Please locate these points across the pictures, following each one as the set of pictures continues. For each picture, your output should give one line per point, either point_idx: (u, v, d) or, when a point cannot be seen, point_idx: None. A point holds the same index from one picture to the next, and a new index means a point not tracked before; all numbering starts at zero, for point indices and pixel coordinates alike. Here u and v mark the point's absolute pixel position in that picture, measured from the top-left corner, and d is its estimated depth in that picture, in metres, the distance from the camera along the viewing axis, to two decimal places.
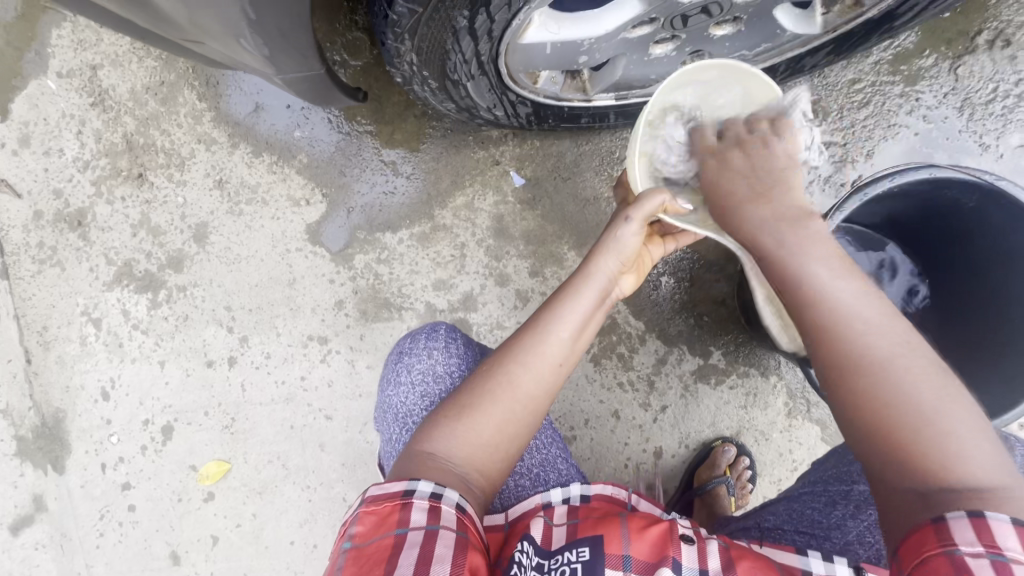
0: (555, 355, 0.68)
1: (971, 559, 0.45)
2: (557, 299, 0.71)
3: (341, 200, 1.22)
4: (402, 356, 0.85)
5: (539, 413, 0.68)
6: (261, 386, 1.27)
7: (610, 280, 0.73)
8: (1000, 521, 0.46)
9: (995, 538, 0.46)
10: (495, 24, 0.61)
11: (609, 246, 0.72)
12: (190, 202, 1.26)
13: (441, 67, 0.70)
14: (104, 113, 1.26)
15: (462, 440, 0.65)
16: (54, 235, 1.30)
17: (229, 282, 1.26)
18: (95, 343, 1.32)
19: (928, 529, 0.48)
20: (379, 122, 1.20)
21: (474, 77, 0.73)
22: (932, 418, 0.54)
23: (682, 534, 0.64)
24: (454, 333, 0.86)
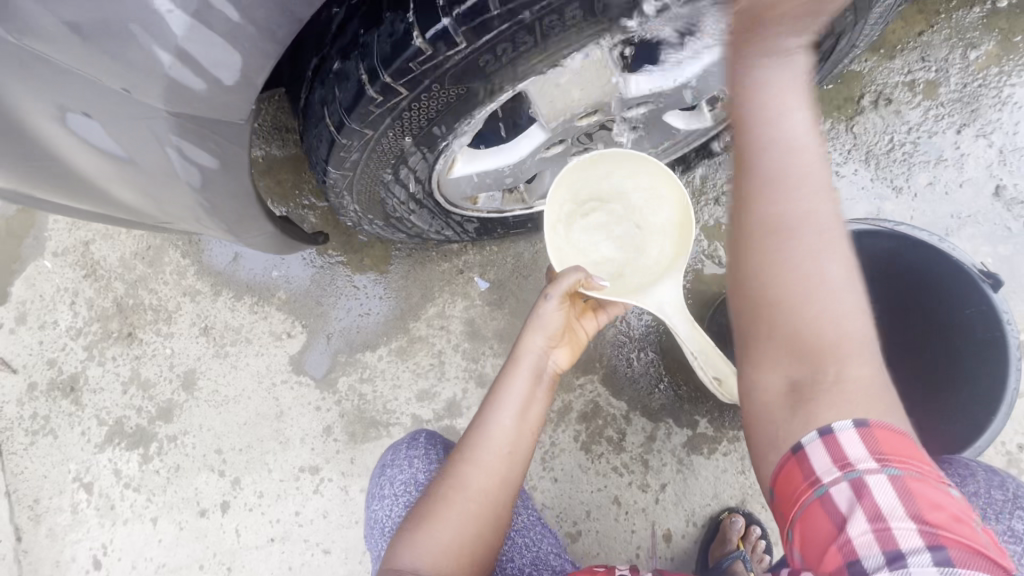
0: (506, 438, 0.71)
1: (833, 488, 0.54)
2: (495, 390, 0.75)
3: (320, 328, 1.28)
4: (384, 469, 0.88)
5: (496, 507, 0.69)
6: (256, 528, 1.24)
7: (542, 355, 0.78)
8: (846, 431, 0.56)
9: (846, 455, 0.54)
10: (416, 171, 0.73)
11: (537, 324, 0.78)
12: (178, 351, 1.31)
13: (381, 210, 0.81)
14: (96, 282, 1.36)
15: (433, 547, 0.65)
16: (47, 404, 1.34)
17: (218, 424, 1.28)
18: (86, 509, 1.30)
19: (796, 461, 0.58)
20: (349, 251, 1.30)
21: (415, 212, 0.84)
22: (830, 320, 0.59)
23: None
24: (434, 440, 0.89)
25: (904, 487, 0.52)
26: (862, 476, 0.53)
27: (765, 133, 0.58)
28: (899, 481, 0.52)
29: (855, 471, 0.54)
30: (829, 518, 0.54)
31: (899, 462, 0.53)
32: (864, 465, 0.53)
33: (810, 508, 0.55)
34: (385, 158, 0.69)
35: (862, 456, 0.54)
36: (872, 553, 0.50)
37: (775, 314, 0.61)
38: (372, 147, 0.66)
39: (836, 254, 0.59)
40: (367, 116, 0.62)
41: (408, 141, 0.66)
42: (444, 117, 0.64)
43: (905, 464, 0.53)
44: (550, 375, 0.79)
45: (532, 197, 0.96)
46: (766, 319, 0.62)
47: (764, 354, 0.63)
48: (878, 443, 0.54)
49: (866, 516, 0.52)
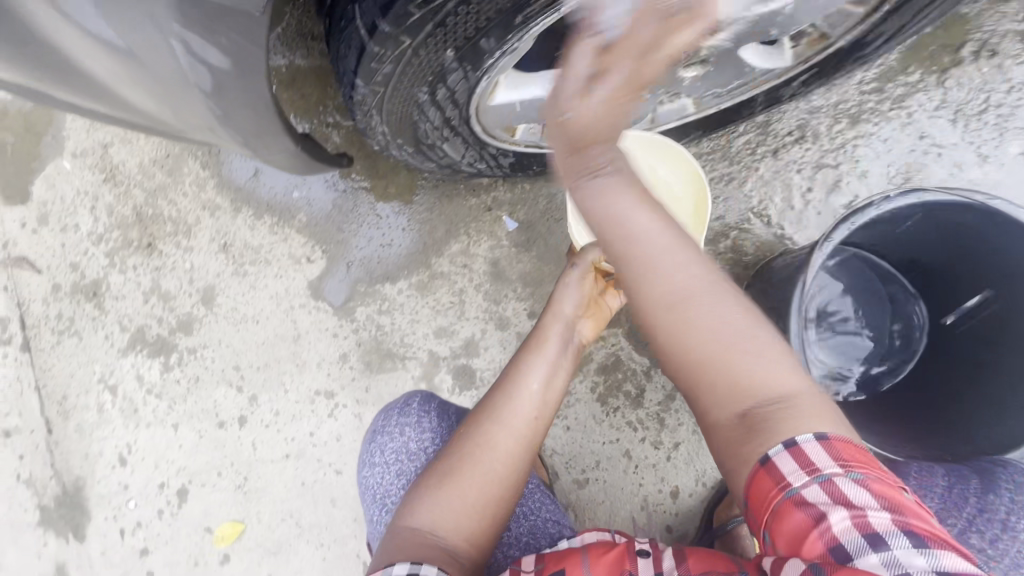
0: (530, 404, 0.71)
1: (804, 490, 0.51)
2: (522, 358, 0.77)
3: (340, 255, 1.24)
4: (375, 435, 0.87)
5: (520, 473, 0.68)
6: (272, 444, 1.28)
7: (569, 324, 0.82)
8: (810, 442, 0.53)
9: (810, 460, 0.52)
10: (455, 94, 0.65)
11: (560, 301, 0.83)
12: (198, 266, 1.30)
13: (412, 133, 0.73)
14: (115, 188, 1.33)
15: (455, 508, 0.64)
16: (71, 307, 1.35)
17: (237, 342, 1.29)
18: (112, 409, 1.35)
19: (763, 474, 0.54)
20: (373, 177, 1.23)
21: (446, 141, 0.76)
22: (721, 349, 0.58)
23: (638, 549, 0.63)
24: (427, 405, 0.87)
25: (872, 489, 0.50)
26: (830, 477, 0.51)
27: (597, 196, 0.58)
28: (866, 484, 0.50)
29: (821, 474, 0.51)
30: (806, 517, 0.50)
31: (862, 467, 0.51)
32: (829, 468, 0.51)
33: (780, 512, 0.52)
34: (422, 75, 0.61)
35: (826, 462, 0.51)
36: (855, 546, 0.47)
37: (688, 345, 0.58)
38: (408, 59, 0.58)
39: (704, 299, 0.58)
40: (406, 19, 0.54)
41: (450, 56, 0.58)
42: (495, 28, 0.55)
43: (867, 468, 0.51)
44: (574, 346, 0.82)
45: None
46: (685, 354, 0.58)
47: (712, 394, 0.58)
48: (839, 450, 0.52)
49: (844, 514, 0.49)
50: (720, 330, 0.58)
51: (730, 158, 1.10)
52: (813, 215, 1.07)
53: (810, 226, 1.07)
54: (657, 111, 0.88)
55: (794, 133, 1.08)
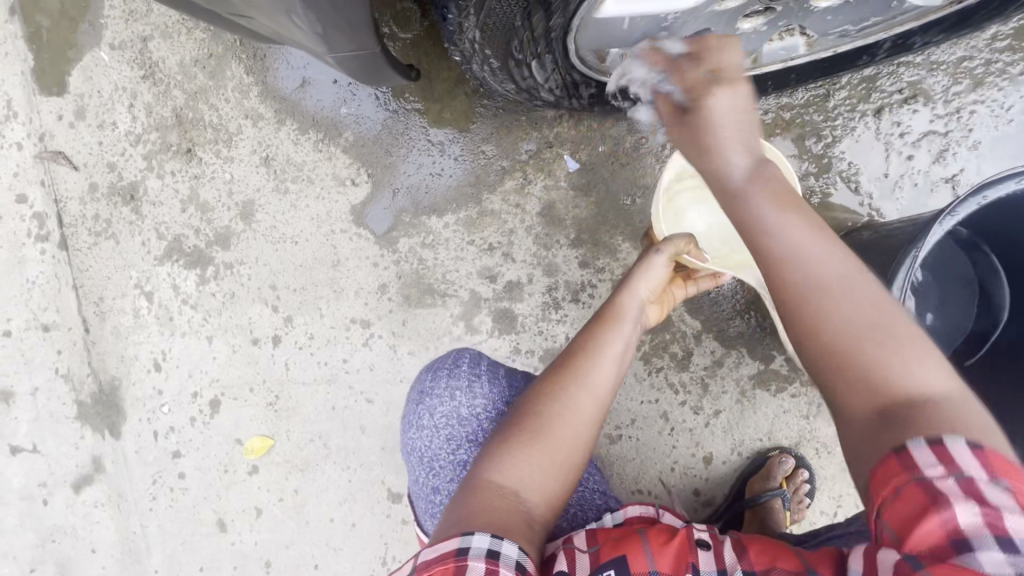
0: (613, 373, 0.73)
1: (939, 482, 0.44)
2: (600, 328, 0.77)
3: (386, 180, 1.18)
4: (422, 397, 0.84)
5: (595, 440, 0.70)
6: (304, 366, 1.27)
7: (643, 306, 0.82)
8: (959, 445, 0.45)
9: (955, 459, 0.44)
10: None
11: (642, 278, 0.83)
12: (237, 178, 1.24)
13: (504, 44, 0.66)
14: (155, 86, 1.25)
15: (545, 467, 0.66)
16: (108, 208, 1.32)
17: (275, 262, 1.26)
18: (147, 316, 1.35)
19: (893, 461, 0.47)
20: (429, 100, 1.14)
21: (538, 57, 0.69)
22: (867, 331, 0.52)
23: (698, 540, 0.63)
24: (478, 367, 0.84)
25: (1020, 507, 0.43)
26: (973, 480, 0.44)
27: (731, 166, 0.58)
28: (1013, 498, 0.43)
29: (963, 474, 0.44)
30: (932, 505, 0.43)
31: (1014, 482, 0.44)
32: (974, 471, 0.44)
33: (902, 495, 0.45)
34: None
35: (971, 466, 0.44)
36: (988, 552, 0.41)
37: (827, 325, 0.53)
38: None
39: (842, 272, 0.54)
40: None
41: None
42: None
43: (1019, 484, 0.44)
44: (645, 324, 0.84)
45: None
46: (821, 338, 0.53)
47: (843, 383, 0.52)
48: (989, 460, 0.44)
49: (979, 513, 0.42)
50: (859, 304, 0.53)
51: (827, 111, 0.99)
52: (907, 186, 0.98)
53: (903, 197, 0.98)
54: (764, 49, 0.78)
55: (904, 91, 0.97)
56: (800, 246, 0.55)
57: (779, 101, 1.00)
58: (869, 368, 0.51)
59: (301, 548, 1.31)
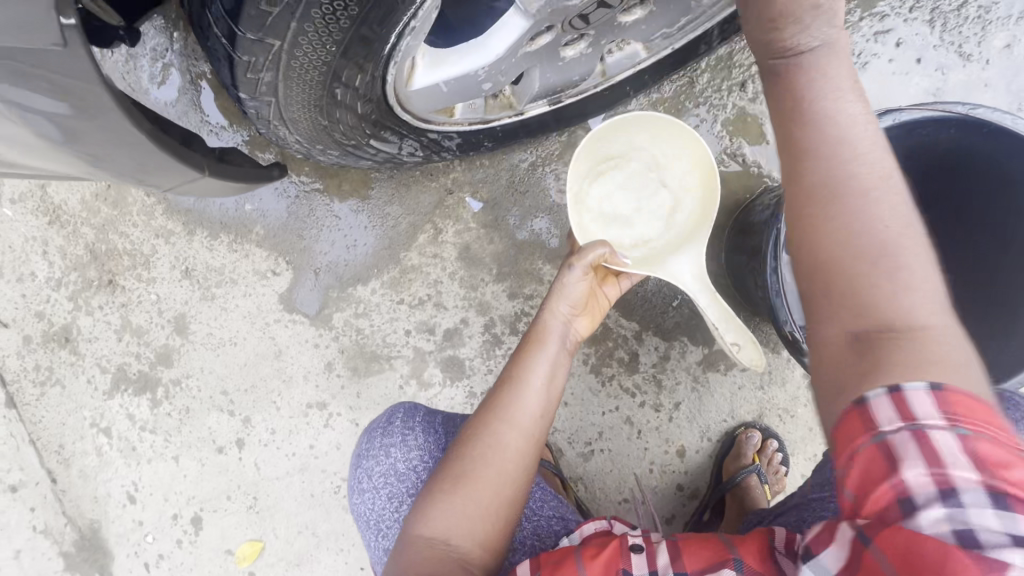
0: (538, 401, 0.74)
1: (890, 437, 0.46)
2: (522, 354, 0.78)
3: (305, 263, 1.19)
4: (361, 459, 0.86)
5: (527, 474, 0.72)
6: (274, 461, 1.27)
7: (565, 323, 0.81)
8: (916, 390, 0.47)
9: (911, 410, 0.46)
10: (357, 90, 0.67)
11: (558, 296, 0.81)
12: (164, 296, 1.25)
13: (325, 131, 0.76)
14: (63, 228, 1.27)
15: (474, 511, 0.67)
16: (47, 356, 1.32)
17: (219, 366, 1.26)
18: (110, 451, 1.34)
19: (852, 413, 0.49)
20: (326, 176, 1.17)
21: (370, 137, 0.78)
22: (868, 247, 0.53)
23: (630, 545, 0.67)
24: (412, 421, 0.85)
25: (976, 448, 0.44)
26: (925, 430, 0.45)
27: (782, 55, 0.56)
28: (972, 442, 0.44)
29: (916, 424, 0.46)
30: (881, 463, 0.46)
31: (975, 423, 0.45)
32: (928, 419, 0.45)
33: (856, 452, 0.47)
34: (318, 69, 0.63)
35: (926, 412, 0.46)
36: (927, 501, 0.44)
37: (837, 248, 0.54)
38: (286, 62, 0.62)
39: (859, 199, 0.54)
40: (264, 25, 0.57)
41: (335, 52, 0.60)
42: (371, 14, 0.56)
43: (977, 425, 0.45)
44: (572, 341, 0.82)
45: (521, 101, 0.84)
46: (847, 260, 0.54)
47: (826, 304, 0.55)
48: (950, 402, 0.46)
49: (925, 468, 0.44)
50: (872, 223, 0.53)
51: (695, 97, 1.03)
52: None
53: None
54: (607, 61, 0.84)
55: None
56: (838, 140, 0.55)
57: (650, 98, 1.03)
58: (874, 292, 0.53)
59: None
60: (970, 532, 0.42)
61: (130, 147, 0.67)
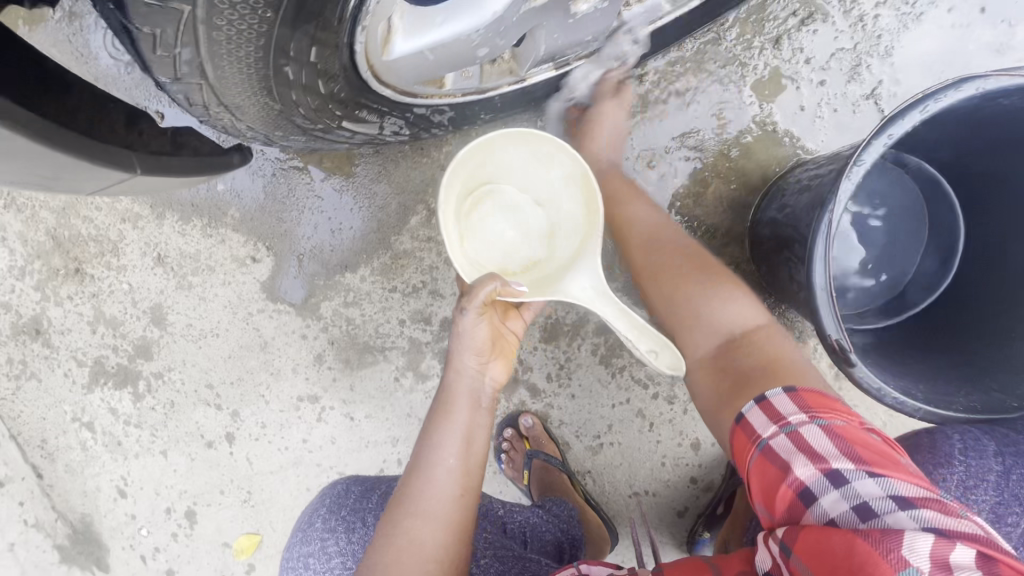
0: (448, 476, 0.70)
1: (774, 441, 0.59)
2: (431, 427, 0.73)
3: (288, 248, 1.09)
4: (289, 567, 0.84)
5: (450, 560, 0.67)
6: (267, 456, 1.21)
7: (476, 376, 0.74)
8: (777, 395, 0.63)
9: (779, 413, 0.61)
10: (313, 64, 0.56)
11: (460, 356, 0.73)
12: (137, 285, 1.16)
13: (290, 119, 0.67)
14: (19, 213, 1.16)
15: None
16: (19, 348, 1.24)
17: (203, 359, 1.18)
18: (95, 446, 1.28)
19: (742, 433, 0.63)
20: (305, 151, 1.05)
21: (343, 118, 0.68)
22: (692, 277, 0.80)
23: None
24: (330, 521, 0.83)
25: (836, 434, 0.57)
26: (797, 427, 0.59)
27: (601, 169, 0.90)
28: (829, 429, 0.57)
29: (789, 424, 0.59)
30: (777, 466, 0.58)
31: (826, 414, 0.59)
32: (795, 418, 0.60)
33: (759, 461, 0.60)
34: (251, 44, 0.52)
35: (791, 413, 0.60)
36: (821, 487, 0.54)
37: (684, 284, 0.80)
38: (205, 34, 0.50)
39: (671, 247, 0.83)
40: None
41: (272, 18, 0.49)
42: None
43: (830, 415, 0.59)
44: (489, 396, 0.76)
45: (522, 66, 0.71)
46: (687, 291, 0.79)
47: (694, 329, 0.77)
48: (803, 401, 0.61)
49: (811, 463, 0.55)
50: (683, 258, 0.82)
51: (722, 57, 0.90)
52: (827, 113, 0.89)
53: (825, 126, 0.90)
54: (625, 15, 0.72)
55: (799, 12, 0.88)
56: (647, 212, 0.87)
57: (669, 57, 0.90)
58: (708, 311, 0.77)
59: None
60: (864, 503, 0.51)
61: (28, 157, 0.57)
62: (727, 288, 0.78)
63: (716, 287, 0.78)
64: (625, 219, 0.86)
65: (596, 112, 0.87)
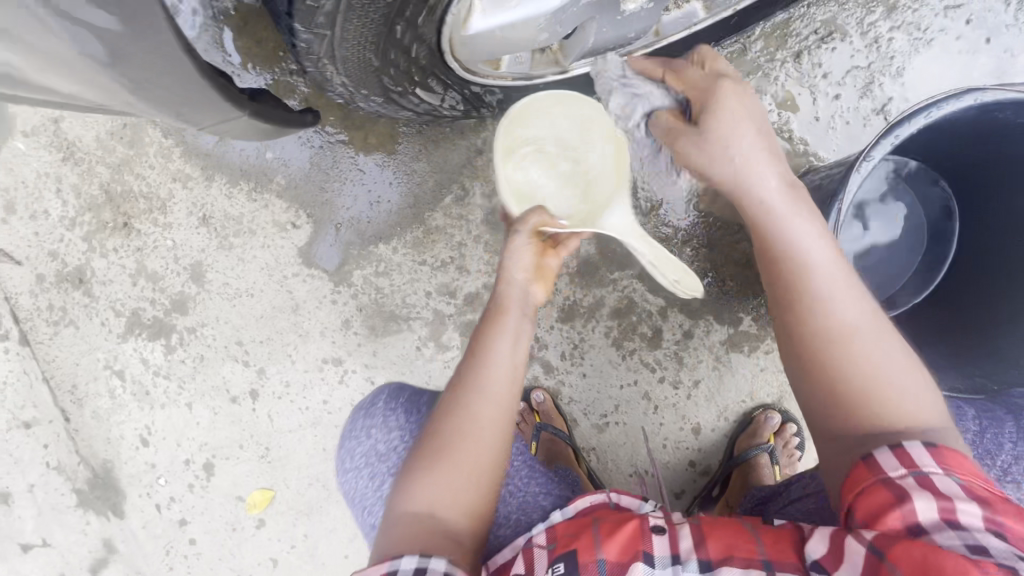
0: (505, 373, 0.72)
1: (898, 480, 0.56)
2: (485, 329, 0.75)
3: (327, 217, 1.17)
4: (347, 441, 0.91)
5: (500, 450, 0.70)
6: (288, 414, 1.27)
7: (525, 287, 0.77)
8: (915, 446, 0.58)
9: (913, 458, 0.57)
10: (418, 29, 0.63)
11: (512, 265, 0.76)
12: (180, 243, 1.23)
13: (379, 84, 0.75)
14: (75, 166, 1.24)
15: (456, 491, 0.67)
16: (60, 296, 1.31)
17: (235, 317, 1.24)
18: (124, 394, 1.34)
19: (862, 466, 0.59)
20: (351, 128, 1.13)
21: (417, 84, 0.76)
22: (849, 329, 0.65)
23: (651, 526, 0.65)
24: (393, 404, 0.91)
25: (968, 490, 0.54)
26: (927, 474, 0.55)
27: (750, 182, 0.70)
28: (961, 483, 0.54)
29: (919, 470, 0.56)
30: (891, 494, 0.55)
31: (962, 472, 0.55)
32: (928, 466, 0.56)
33: (869, 490, 0.57)
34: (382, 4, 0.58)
35: (927, 462, 0.56)
36: (934, 523, 0.52)
37: (833, 346, 0.65)
38: None
39: (836, 289, 0.66)
40: None
41: None
42: None
43: (966, 474, 0.56)
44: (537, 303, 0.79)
45: (568, 58, 0.80)
46: (841, 353, 0.64)
47: (842, 401, 0.64)
48: (942, 456, 0.57)
49: (934, 503, 0.53)
50: (847, 305, 0.65)
51: (747, 66, 0.97)
52: (839, 125, 0.97)
53: (836, 136, 0.97)
54: (664, 19, 0.81)
55: (819, 31, 0.96)
56: (810, 254, 0.67)
57: None
58: (868, 387, 0.63)
59: None
60: (975, 541, 0.50)
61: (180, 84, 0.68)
62: (891, 356, 0.64)
63: (878, 358, 0.64)
64: (773, 240, 0.69)
65: (720, 112, 0.70)
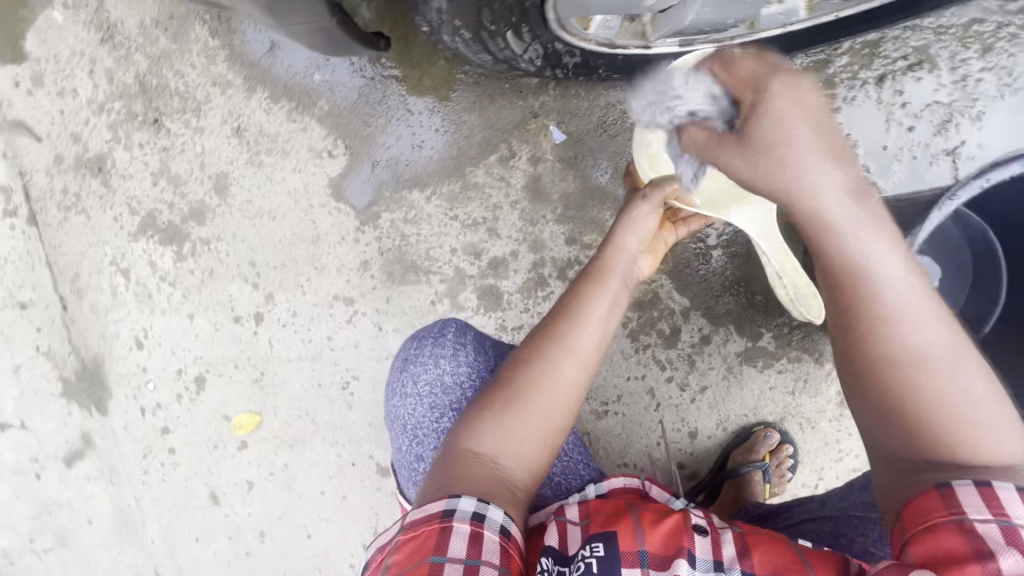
0: (595, 340, 0.72)
1: (981, 525, 0.50)
2: (584, 288, 0.76)
3: (365, 153, 1.14)
4: (407, 363, 0.86)
5: (569, 416, 0.71)
6: (289, 343, 1.25)
7: (633, 259, 0.81)
8: (1006, 489, 0.51)
9: (1003, 507, 0.50)
10: None
11: (627, 231, 0.81)
12: (209, 150, 1.19)
13: (474, 16, 0.71)
14: (114, 50, 1.20)
15: (529, 437, 0.68)
16: (76, 181, 1.27)
17: (252, 237, 1.21)
18: (126, 293, 1.31)
19: (937, 496, 0.53)
20: (406, 65, 1.10)
21: (511, 26, 0.73)
22: (896, 338, 0.58)
23: (694, 524, 0.64)
24: (462, 337, 0.86)
25: None
26: (1017, 527, 0.49)
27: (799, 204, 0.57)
28: None
29: (1009, 521, 0.49)
30: (969, 543, 0.49)
31: None
32: (1020, 518, 0.49)
33: (941, 528, 0.51)
34: None
35: (1020, 514, 0.50)
36: None
37: (872, 357, 0.59)
38: None
39: (880, 292, 0.58)
40: None
41: None
42: None
43: None
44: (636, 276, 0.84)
45: (656, 33, 0.77)
46: (881, 368, 0.59)
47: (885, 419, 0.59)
48: None
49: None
50: (893, 307, 0.58)
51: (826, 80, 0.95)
52: (907, 157, 0.94)
53: (900, 169, 0.94)
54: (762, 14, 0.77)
55: (909, 57, 0.93)
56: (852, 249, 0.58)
57: None
58: (914, 407, 0.57)
59: (293, 521, 1.31)
60: None
61: None
62: (938, 355, 0.57)
63: (926, 368, 0.57)
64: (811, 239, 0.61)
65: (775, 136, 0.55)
